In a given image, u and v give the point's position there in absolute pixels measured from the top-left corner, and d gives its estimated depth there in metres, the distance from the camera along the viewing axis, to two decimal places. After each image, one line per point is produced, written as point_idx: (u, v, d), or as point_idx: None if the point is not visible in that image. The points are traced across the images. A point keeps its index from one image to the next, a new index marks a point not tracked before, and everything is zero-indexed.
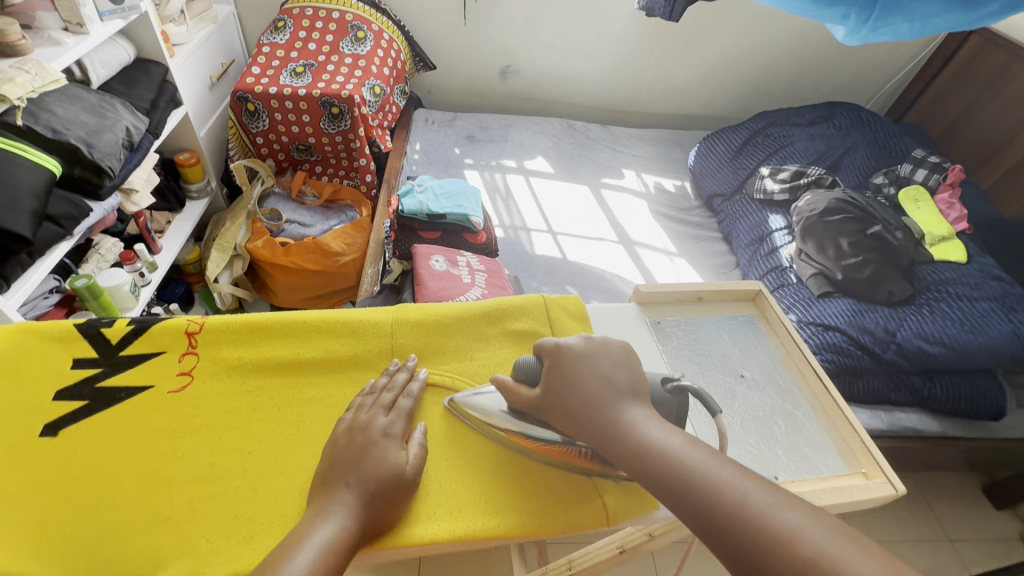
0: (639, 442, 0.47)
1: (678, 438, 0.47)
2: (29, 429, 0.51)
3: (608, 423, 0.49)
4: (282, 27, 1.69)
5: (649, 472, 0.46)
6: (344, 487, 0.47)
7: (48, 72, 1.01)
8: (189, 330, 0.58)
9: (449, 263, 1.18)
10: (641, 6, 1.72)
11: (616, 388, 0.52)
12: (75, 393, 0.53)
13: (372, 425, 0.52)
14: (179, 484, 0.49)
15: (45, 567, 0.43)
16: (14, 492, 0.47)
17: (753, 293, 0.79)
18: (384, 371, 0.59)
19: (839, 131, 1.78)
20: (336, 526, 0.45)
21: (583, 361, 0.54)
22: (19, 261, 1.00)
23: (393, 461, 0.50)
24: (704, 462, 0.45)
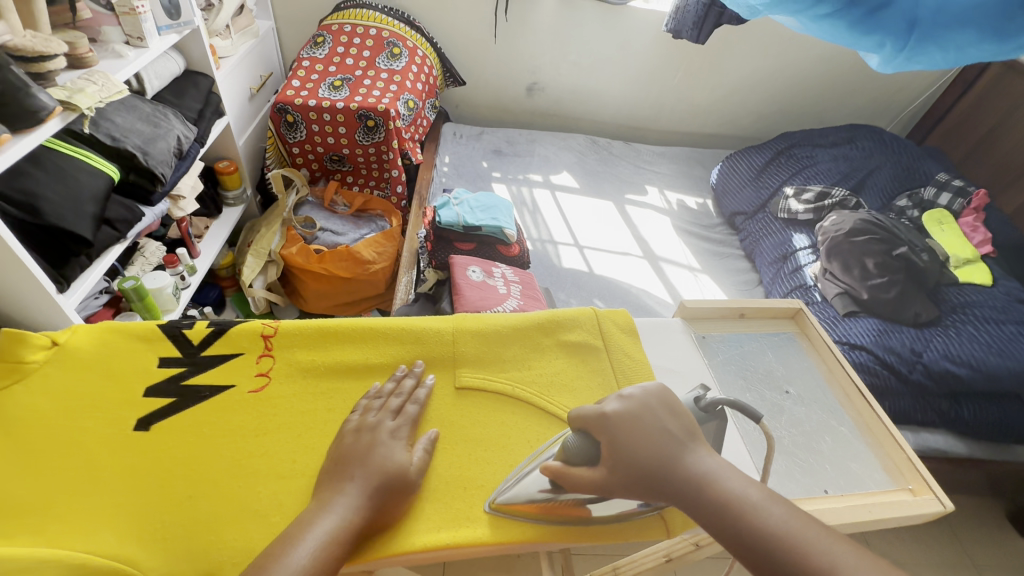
0: (717, 500, 0.47)
1: (755, 491, 0.47)
2: (123, 423, 0.53)
3: (679, 479, 0.48)
4: (321, 43, 1.75)
5: (730, 531, 0.46)
6: (349, 479, 0.49)
7: (113, 84, 1.06)
8: (265, 333, 0.62)
9: (485, 274, 1.21)
10: (667, 28, 1.76)
11: (678, 437, 0.51)
12: (163, 389, 0.56)
13: (379, 427, 0.54)
14: (265, 479, 0.52)
15: (150, 553, 0.46)
16: (113, 481, 0.50)
17: (794, 311, 0.82)
18: (393, 376, 0.61)
19: (862, 152, 1.79)
20: (339, 517, 0.46)
21: (636, 416, 0.52)
22: (78, 263, 1.03)
23: (395, 460, 0.52)
24: (790, 522, 0.44)
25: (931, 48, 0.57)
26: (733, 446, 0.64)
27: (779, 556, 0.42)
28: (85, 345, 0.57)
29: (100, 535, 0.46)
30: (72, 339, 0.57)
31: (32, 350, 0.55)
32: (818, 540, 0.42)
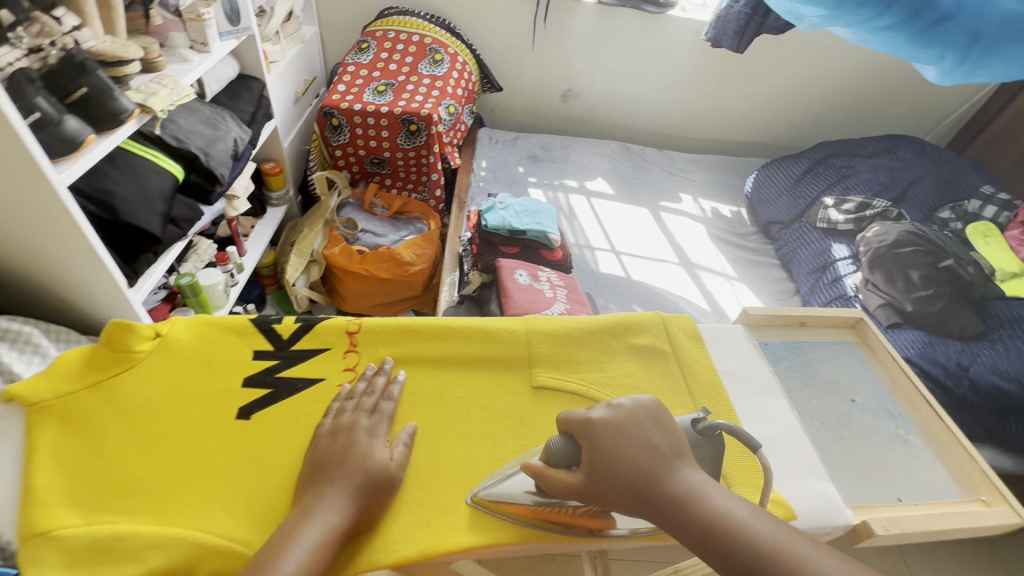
0: (703, 515, 0.47)
1: (740, 508, 0.47)
2: (226, 411, 0.56)
3: (665, 495, 0.48)
4: (366, 48, 1.79)
5: (717, 548, 0.45)
6: (329, 483, 0.49)
7: (182, 88, 1.10)
8: (350, 329, 0.65)
9: (532, 277, 1.23)
10: (707, 37, 1.78)
11: (662, 452, 0.51)
12: (260, 381, 0.59)
13: (356, 427, 0.55)
14: None
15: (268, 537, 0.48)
16: (221, 467, 0.52)
17: (854, 320, 0.82)
18: (361, 376, 0.61)
19: (903, 163, 1.78)
20: (324, 522, 0.47)
21: (622, 428, 0.52)
22: (146, 261, 1.06)
23: (376, 458, 0.52)
24: (777, 537, 0.44)
25: (992, 61, 0.69)
26: (805, 453, 0.64)
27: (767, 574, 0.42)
28: (184, 336, 0.60)
29: (218, 517, 0.49)
30: (173, 330, 0.60)
31: (139, 339, 0.58)
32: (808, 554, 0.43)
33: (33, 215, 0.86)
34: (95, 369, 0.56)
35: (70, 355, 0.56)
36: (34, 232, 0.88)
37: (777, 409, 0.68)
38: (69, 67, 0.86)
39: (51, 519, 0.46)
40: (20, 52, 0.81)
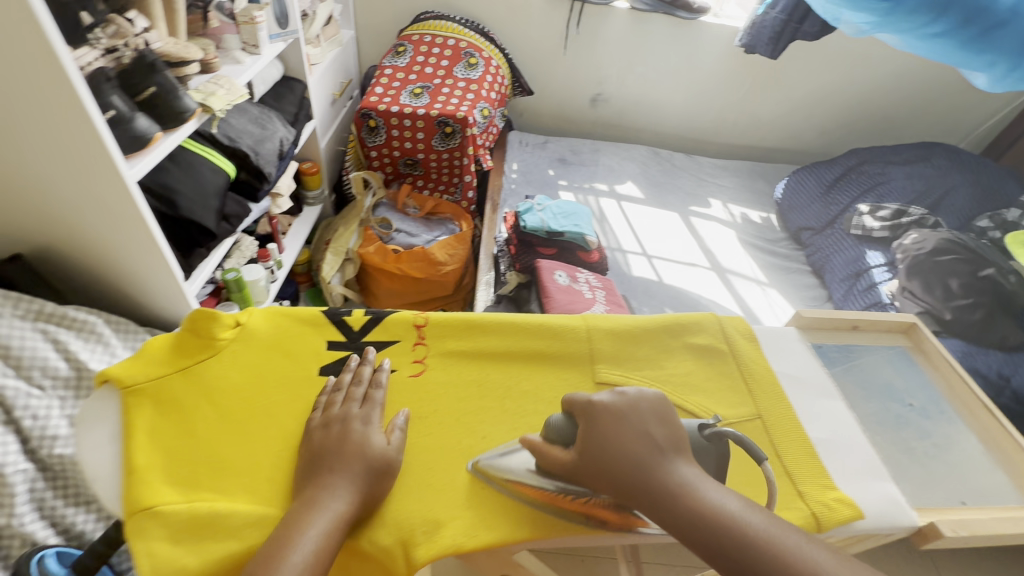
0: (695, 506, 0.47)
1: (733, 501, 0.47)
2: (304, 401, 0.58)
3: (657, 484, 0.48)
4: (402, 52, 1.82)
5: (705, 538, 0.45)
6: (329, 473, 0.50)
7: (237, 89, 1.14)
8: (418, 323, 0.67)
9: (571, 278, 1.24)
10: (741, 43, 1.78)
11: (658, 443, 0.51)
12: (335, 370, 0.62)
13: (349, 416, 0.55)
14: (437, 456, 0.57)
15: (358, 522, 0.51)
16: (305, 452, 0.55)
17: (907, 325, 0.83)
18: (346, 368, 0.61)
19: (938, 171, 1.76)
20: (327, 512, 0.47)
21: (621, 416, 0.52)
22: (199, 255, 1.09)
23: (373, 444, 0.53)
24: (771, 529, 0.45)
25: None
26: (868, 455, 0.65)
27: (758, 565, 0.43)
28: (262, 325, 0.63)
29: None
30: (251, 320, 0.63)
31: (221, 329, 0.60)
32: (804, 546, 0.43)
33: (98, 208, 0.89)
34: (183, 356, 0.59)
35: (159, 342, 0.59)
36: (97, 223, 0.91)
37: (835, 411, 0.69)
38: (141, 67, 0.89)
39: (155, 495, 0.49)
40: (98, 52, 0.83)
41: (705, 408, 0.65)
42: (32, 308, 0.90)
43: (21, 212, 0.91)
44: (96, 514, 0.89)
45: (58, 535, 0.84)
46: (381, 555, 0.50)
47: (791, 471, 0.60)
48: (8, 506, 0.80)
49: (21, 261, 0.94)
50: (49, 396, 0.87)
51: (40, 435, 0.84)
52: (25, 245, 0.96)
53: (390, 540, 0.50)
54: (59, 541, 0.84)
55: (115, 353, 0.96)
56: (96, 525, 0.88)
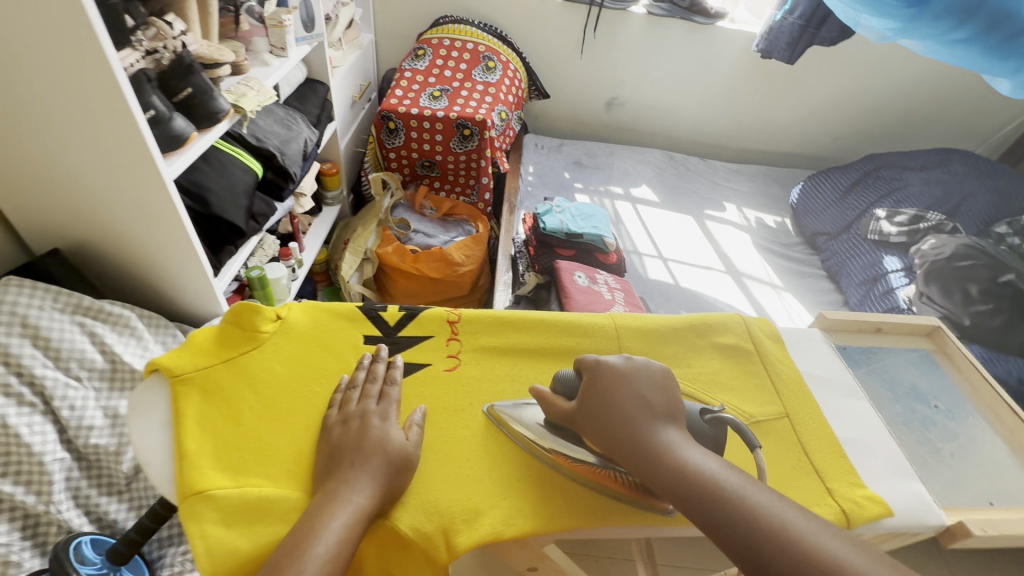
0: (675, 462, 0.50)
1: (714, 462, 0.51)
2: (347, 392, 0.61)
3: (644, 439, 0.53)
4: (422, 55, 1.85)
5: (680, 490, 0.49)
6: (351, 466, 0.51)
7: (266, 90, 1.16)
8: (450, 320, 0.70)
9: (590, 279, 1.26)
10: (758, 48, 1.80)
11: (652, 406, 0.56)
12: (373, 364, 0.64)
13: (367, 413, 0.57)
14: (471, 448, 0.60)
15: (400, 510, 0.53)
16: None
17: (930, 328, 0.83)
18: (361, 365, 0.62)
19: (956, 177, 1.76)
20: (350, 505, 0.48)
21: (623, 378, 0.58)
22: (228, 253, 1.11)
23: (393, 441, 0.55)
24: (744, 487, 0.48)
25: None
26: (895, 454, 0.66)
27: (727, 514, 0.46)
28: (301, 319, 0.66)
29: None
30: (291, 314, 0.66)
31: (264, 320, 0.63)
32: (771, 502, 0.46)
33: (142, 211, 0.92)
34: (226, 347, 0.61)
35: (203, 334, 0.62)
36: (129, 220, 0.94)
37: (861, 412, 0.69)
38: (178, 69, 0.91)
39: (206, 479, 0.52)
40: (139, 53, 0.85)
41: (735, 407, 0.66)
42: (70, 301, 0.92)
43: (59, 207, 0.93)
44: (127, 504, 0.91)
45: (91, 523, 0.87)
46: (428, 544, 0.51)
47: (821, 471, 0.61)
48: (47, 492, 0.82)
49: (58, 254, 0.97)
50: (85, 387, 0.90)
51: (77, 425, 0.87)
52: (62, 240, 0.99)
53: (432, 527, 0.52)
54: (92, 529, 0.87)
55: (148, 347, 0.98)
56: (127, 514, 0.91)
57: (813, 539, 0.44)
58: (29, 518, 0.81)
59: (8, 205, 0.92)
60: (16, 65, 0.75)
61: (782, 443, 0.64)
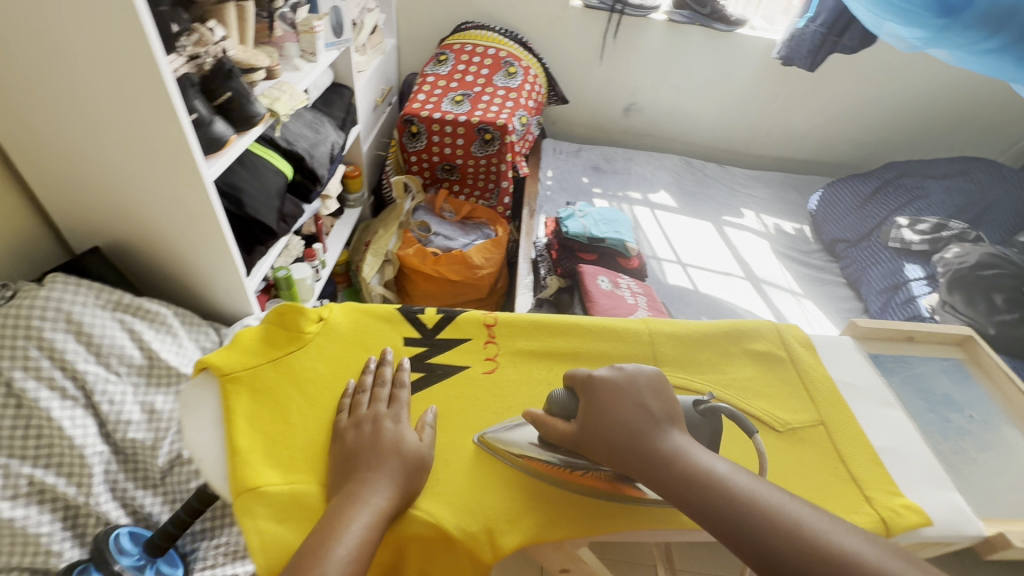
0: (685, 469, 0.52)
1: (721, 465, 0.52)
2: None
3: (650, 450, 0.54)
4: (444, 60, 1.87)
5: (693, 495, 0.51)
6: (369, 469, 0.52)
7: (297, 94, 1.18)
8: (488, 322, 0.72)
9: (613, 284, 1.27)
10: (778, 56, 1.79)
11: (654, 415, 0.56)
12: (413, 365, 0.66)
13: (379, 416, 0.57)
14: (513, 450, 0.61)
15: (449, 510, 0.55)
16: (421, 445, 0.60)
17: (962, 337, 0.85)
18: (367, 370, 0.63)
19: (979, 186, 1.75)
20: (369, 509, 0.49)
21: (621, 388, 0.58)
22: (259, 252, 1.13)
23: (408, 442, 0.55)
24: (754, 486, 0.50)
25: None
26: (928, 461, 0.67)
27: (741, 516, 0.48)
28: (342, 320, 0.68)
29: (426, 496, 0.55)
30: (332, 315, 0.68)
31: (307, 321, 0.66)
32: (781, 501, 0.48)
33: (182, 215, 0.95)
34: (272, 346, 0.63)
35: (248, 334, 0.64)
36: (167, 220, 0.96)
37: (895, 420, 0.70)
38: (218, 73, 0.94)
39: (257, 476, 0.54)
40: (183, 59, 0.86)
41: (769, 413, 0.67)
42: (111, 298, 0.94)
43: (101, 207, 0.96)
44: (162, 497, 0.93)
45: (127, 515, 0.89)
46: (473, 543, 0.53)
47: (858, 478, 0.63)
48: (86, 485, 0.84)
49: (99, 252, 1.00)
50: (124, 381, 0.92)
51: (116, 419, 0.89)
52: (103, 238, 1.01)
53: (477, 526, 0.54)
54: (128, 521, 0.88)
55: (182, 343, 1.00)
56: (161, 507, 0.92)
57: (826, 534, 0.46)
58: (69, 509, 0.84)
59: (54, 204, 0.96)
60: (68, 70, 0.77)
61: (818, 451, 0.65)
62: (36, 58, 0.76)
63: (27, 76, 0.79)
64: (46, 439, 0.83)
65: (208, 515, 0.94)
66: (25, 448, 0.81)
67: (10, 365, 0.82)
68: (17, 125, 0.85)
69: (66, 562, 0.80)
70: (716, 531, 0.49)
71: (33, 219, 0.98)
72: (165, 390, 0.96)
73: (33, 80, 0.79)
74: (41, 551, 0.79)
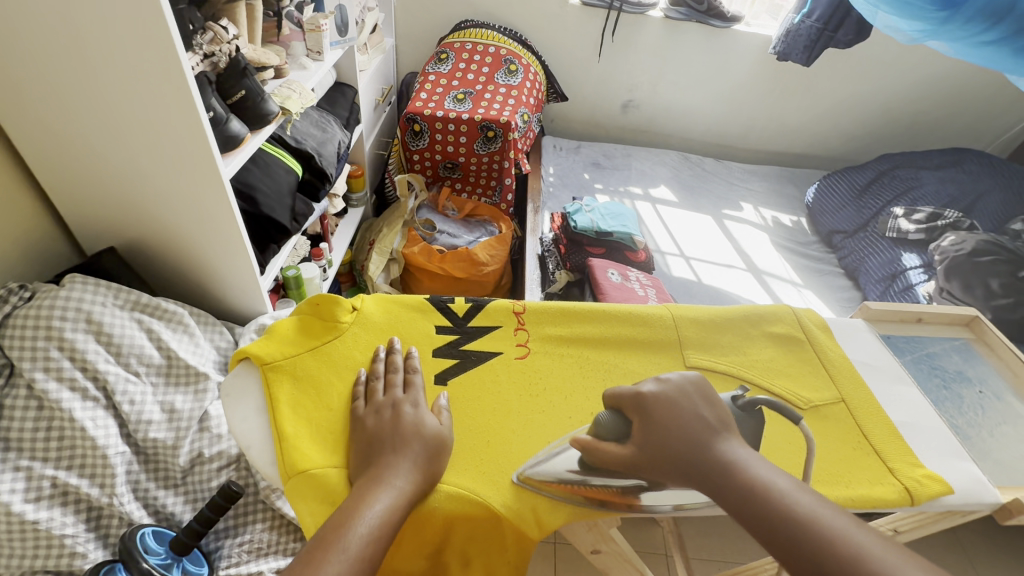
0: (746, 485, 0.50)
1: (782, 481, 0.50)
2: (426, 377, 0.68)
3: (706, 459, 0.53)
4: (445, 59, 1.87)
5: (749, 512, 0.49)
6: (394, 452, 0.55)
7: (306, 93, 1.17)
8: (517, 310, 0.76)
9: (623, 277, 1.29)
10: (775, 51, 1.83)
11: (710, 424, 0.56)
12: (447, 352, 0.71)
13: (398, 402, 0.61)
14: (546, 431, 0.64)
15: (484, 487, 0.58)
16: (461, 432, 0.63)
17: (969, 318, 0.90)
18: (377, 359, 0.67)
19: (970, 176, 1.79)
20: (393, 492, 0.52)
21: (673, 399, 0.57)
22: (272, 251, 1.14)
23: (427, 426, 0.59)
24: (816, 507, 0.47)
25: None
26: (944, 436, 0.69)
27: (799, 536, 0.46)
28: (375, 310, 0.73)
29: (460, 477, 0.58)
30: (365, 306, 0.73)
31: (343, 311, 0.71)
32: (845, 526, 0.45)
33: (195, 213, 0.95)
34: (310, 336, 0.69)
35: (287, 325, 0.70)
36: (182, 217, 0.96)
37: (911, 397, 0.73)
38: (234, 71, 0.93)
39: (304, 460, 0.58)
40: (199, 57, 0.86)
41: (791, 391, 0.70)
42: (129, 298, 0.94)
43: (115, 205, 0.95)
44: (183, 497, 0.92)
45: (150, 515, 0.88)
46: (519, 518, 0.57)
47: (880, 451, 0.65)
48: (110, 485, 0.83)
49: (114, 252, 0.99)
50: (143, 382, 0.91)
51: (137, 419, 0.88)
52: (116, 238, 1.01)
53: (520, 503, 0.58)
54: (151, 521, 0.87)
55: (199, 343, 1.00)
56: (183, 507, 0.91)
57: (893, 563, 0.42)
58: (93, 510, 0.83)
59: (67, 203, 0.95)
60: (86, 66, 0.77)
61: (839, 426, 0.68)
62: (54, 56, 0.76)
63: (43, 73, 0.78)
64: (68, 440, 0.82)
65: (230, 513, 0.93)
66: (47, 449, 0.81)
67: (32, 365, 0.82)
68: (32, 123, 0.84)
69: (91, 563, 0.80)
70: (768, 544, 0.48)
71: (45, 219, 0.97)
72: (184, 389, 0.94)
73: (49, 77, 0.78)
74: (65, 553, 0.79)
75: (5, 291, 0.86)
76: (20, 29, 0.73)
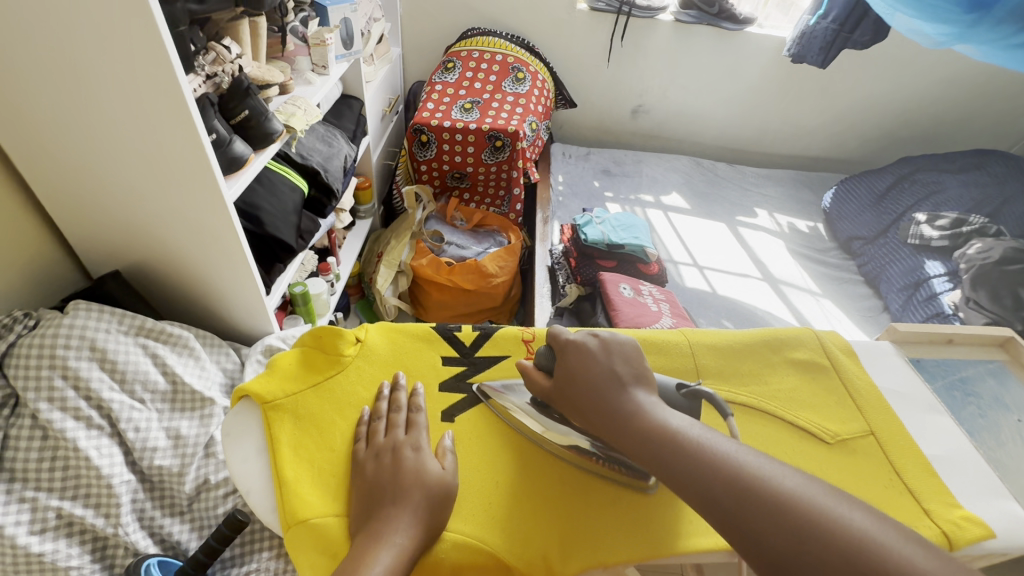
0: (647, 424, 0.54)
1: (680, 420, 0.54)
2: (432, 414, 0.65)
3: (611, 402, 0.57)
4: (451, 68, 1.85)
5: (647, 447, 0.53)
6: (394, 504, 0.53)
7: (311, 109, 1.16)
8: (526, 338, 0.73)
9: (635, 291, 1.26)
10: (790, 53, 1.78)
11: (619, 374, 0.59)
12: (454, 386, 0.68)
13: (399, 445, 0.58)
14: (552, 468, 0.61)
15: (490, 535, 0.56)
16: (468, 475, 0.60)
17: (1002, 338, 0.84)
18: (381, 397, 0.64)
19: (995, 179, 1.73)
20: (392, 548, 0.49)
21: (588, 353, 0.61)
22: (278, 270, 1.12)
23: (430, 472, 0.56)
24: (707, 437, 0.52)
25: None
26: (983, 474, 0.65)
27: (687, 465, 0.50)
28: (379, 342, 0.71)
29: (463, 524, 0.56)
30: (369, 337, 0.71)
31: (345, 344, 0.69)
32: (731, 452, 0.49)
33: (198, 236, 0.94)
34: (312, 372, 0.66)
35: (288, 360, 0.67)
36: (186, 241, 0.95)
37: (944, 426, 0.69)
38: (237, 91, 0.92)
39: (304, 509, 0.56)
40: (202, 78, 0.85)
41: (819, 425, 0.66)
42: (134, 323, 0.93)
43: (119, 228, 0.94)
44: (190, 524, 0.89)
45: (156, 544, 0.86)
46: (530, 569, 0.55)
47: (914, 491, 0.62)
48: (115, 515, 0.81)
49: (119, 275, 0.99)
50: (148, 409, 0.90)
51: (141, 447, 0.86)
52: (122, 260, 1.00)
53: (529, 551, 0.55)
54: (158, 551, 0.85)
55: (204, 366, 0.98)
56: (190, 535, 0.88)
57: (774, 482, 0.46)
58: (98, 540, 0.82)
59: (72, 226, 0.94)
60: (85, 91, 0.76)
61: (871, 462, 0.64)
62: (53, 81, 0.75)
63: (44, 98, 0.77)
64: (73, 470, 0.81)
65: (236, 541, 0.91)
66: (52, 480, 0.80)
67: (36, 395, 0.81)
68: (33, 146, 0.83)
69: None
70: (664, 475, 0.51)
71: (51, 243, 0.97)
72: (190, 415, 0.93)
73: (49, 102, 0.77)
74: None
75: (9, 319, 0.85)
76: (21, 57, 0.72)
